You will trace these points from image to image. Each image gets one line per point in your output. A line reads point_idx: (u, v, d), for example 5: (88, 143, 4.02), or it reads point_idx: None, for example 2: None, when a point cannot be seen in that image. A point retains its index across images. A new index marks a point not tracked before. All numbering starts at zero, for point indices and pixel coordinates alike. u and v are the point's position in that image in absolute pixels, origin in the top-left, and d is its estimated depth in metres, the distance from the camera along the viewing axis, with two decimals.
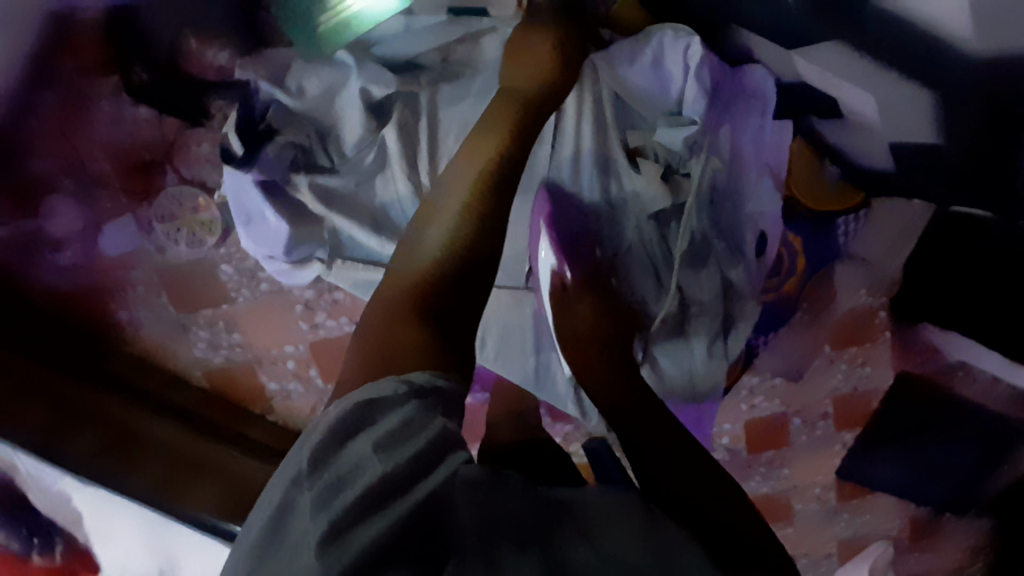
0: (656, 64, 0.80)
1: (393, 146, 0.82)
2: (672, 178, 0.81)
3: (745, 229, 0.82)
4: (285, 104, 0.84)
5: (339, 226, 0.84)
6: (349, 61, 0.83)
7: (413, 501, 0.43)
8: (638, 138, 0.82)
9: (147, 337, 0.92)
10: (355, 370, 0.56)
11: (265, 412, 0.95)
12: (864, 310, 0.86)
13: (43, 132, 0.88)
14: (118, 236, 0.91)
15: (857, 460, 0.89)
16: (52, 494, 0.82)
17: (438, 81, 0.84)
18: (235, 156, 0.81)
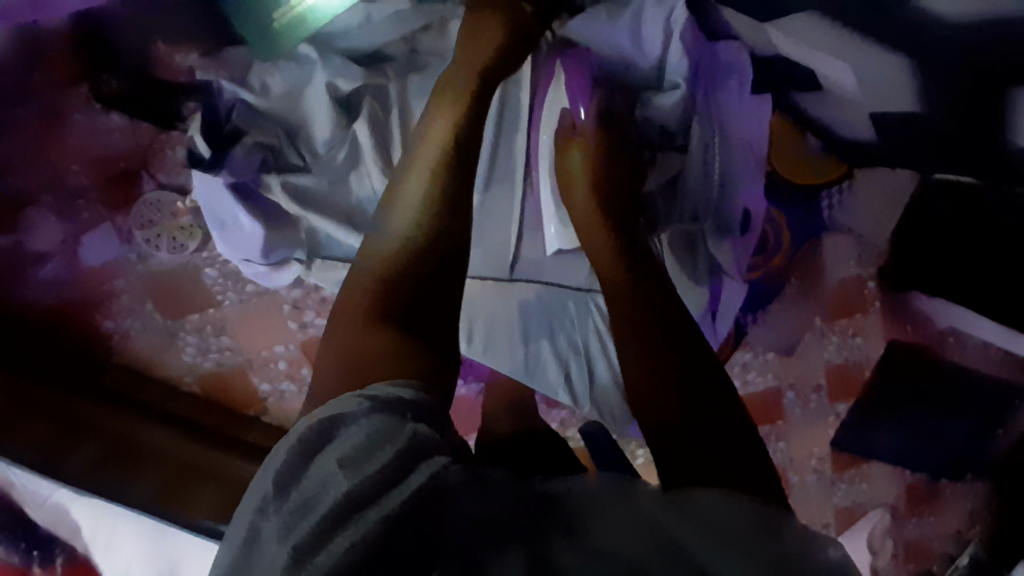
0: (630, 36, 0.79)
1: (365, 140, 0.86)
2: (658, 155, 0.81)
3: (729, 208, 0.82)
4: (250, 104, 0.85)
5: (315, 225, 0.87)
6: (312, 53, 0.85)
7: (386, 509, 0.43)
8: (623, 114, 0.81)
9: (135, 348, 0.91)
10: (330, 378, 0.55)
11: (259, 413, 0.93)
12: (854, 280, 0.91)
13: (14, 148, 0.85)
14: (99, 245, 0.90)
15: (855, 429, 0.89)
16: (50, 507, 0.82)
17: (407, 71, 0.86)
18: (205, 161, 0.84)
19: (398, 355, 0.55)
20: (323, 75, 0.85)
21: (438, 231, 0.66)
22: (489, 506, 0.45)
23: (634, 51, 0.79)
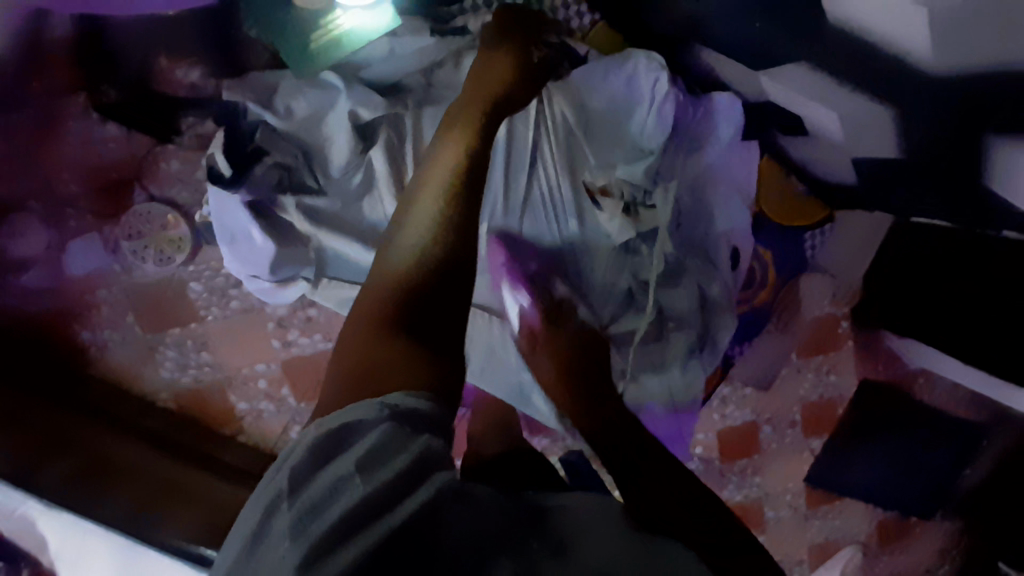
0: (631, 86, 0.81)
1: (381, 167, 0.81)
2: (632, 211, 0.81)
3: (717, 243, 0.84)
4: (271, 125, 0.81)
5: (326, 244, 0.82)
6: (338, 82, 0.81)
7: (392, 519, 0.42)
8: (602, 178, 0.80)
9: (114, 361, 0.90)
10: (334, 387, 0.53)
11: (236, 433, 0.93)
12: (829, 318, 0.92)
13: (12, 151, 0.86)
14: (84, 255, 0.89)
15: (832, 464, 0.92)
16: (16, 519, 0.80)
17: (422, 103, 0.83)
18: (221, 176, 0.77)
19: (400, 373, 0.52)
20: (346, 102, 0.81)
21: (451, 245, 0.64)
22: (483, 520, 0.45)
23: (629, 103, 0.81)
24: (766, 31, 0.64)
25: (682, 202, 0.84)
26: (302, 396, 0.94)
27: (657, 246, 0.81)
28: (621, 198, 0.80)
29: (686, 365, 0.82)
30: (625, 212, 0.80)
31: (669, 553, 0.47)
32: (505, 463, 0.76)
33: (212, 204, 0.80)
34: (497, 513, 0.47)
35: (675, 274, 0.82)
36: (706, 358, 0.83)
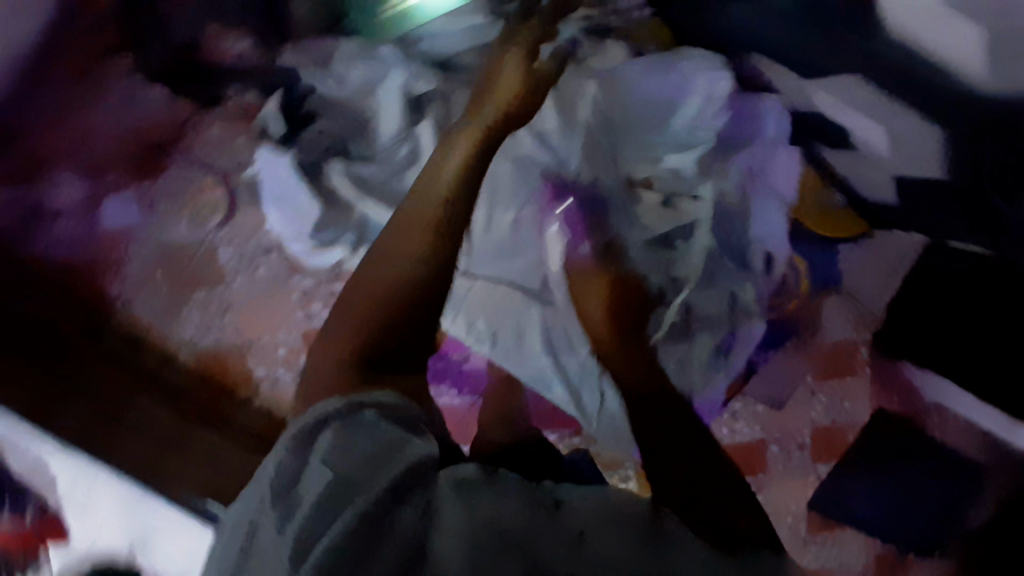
0: (668, 82, 0.88)
1: (427, 137, 0.88)
2: (671, 203, 0.88)
3: (751, 248, 0.88)
4: (326, 95, 0.94)
5: (367, 213, 0.88)
6: (388, 55, 0.93)
7: (390, 516, 0.44)
8: (644, 171, 0.89)
9: (137, 316, 0.90)
10: (326, 373, 0.58)
11: (250, 396, 0.90)
12: (849, 343, 0.90)
13: (60, 104, 0.92)
14: (119, 211, 0.91)
15: (836, 486, 0.86)
16: (30, 458, 0.81)
17: (466, 82, 0.91)
18: (277, 135, 0.92)
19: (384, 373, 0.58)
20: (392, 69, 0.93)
21: (447, 250, 0.64)
22: (491, 518, 0.45)
23: (670, 101, 0.89)
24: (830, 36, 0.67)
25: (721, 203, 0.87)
26: None
27: (699, 237, 0.86)
28: (660, 192, 0.88)
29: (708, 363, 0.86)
30: (665, 204, 0.88)
31: (672, 541, 0.48)
32: (516, 449, 0.76)
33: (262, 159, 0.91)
34: (511, 508, 0.46)
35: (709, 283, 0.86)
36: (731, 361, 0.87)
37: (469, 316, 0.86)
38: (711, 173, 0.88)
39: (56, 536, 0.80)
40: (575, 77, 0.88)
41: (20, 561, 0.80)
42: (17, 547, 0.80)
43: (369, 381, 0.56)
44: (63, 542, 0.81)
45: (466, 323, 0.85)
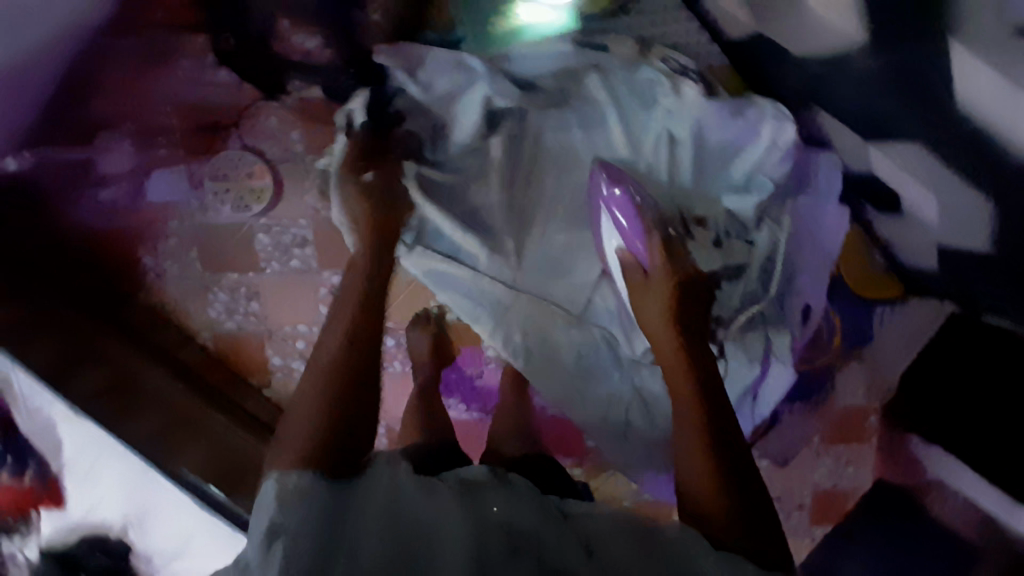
0: (732, 130, 0.79)
1: (498, 156, 0.83)
2: (723, 243, 0.79)
3: (794, 300, 0.82)
4: (416, 96, 0.81)
5: (428, 217, 0.81)
6: (480, 66, 0.80)
7: (401, 516, 0.51)
8: (701, 207, 0.80)
9: (166, 292, 0.92)
10: (292, 436, 0.56)
11: (262, 386, 0.94)
12: (856, 409, 0.91)
13: (116, 72, 0.87)
14: (164, 185, 0.90)
15: (834, 555, 0.90)
16: (40, 421, 0.80)
17: (549, 106, 0.82)
18: (354, 127, 0.81)
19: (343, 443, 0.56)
20: (485, 86, 0.80)
21: (384, 291, 0.68)
22: (503, 518, 0.53)
23: (724, 146, 0.80)
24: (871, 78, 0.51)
25: (771, 252, 0.80)
26: None
27: (742, 283, 0.79)
28: (715, 230, 0.79)
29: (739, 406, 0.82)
30: (715, 244, 0.79)
31: (672, 539, 0.52)
32: (525, 463, 0.78)
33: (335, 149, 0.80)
34: (525, 511, 0.54)
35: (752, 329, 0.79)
36: (757, 406, 0.82)
37: (504, 330, 0.84)
38: (765, 219, 0.80)
39: (52, 503, 0.81)
40: (637, 110, 0.81)
41: (15, 521, 0.80)
42: (12, 508, 0.80)
43: (327, 432, 0.56)
44: (58, 508, 0.81)
45: (503, 338, 0.84)
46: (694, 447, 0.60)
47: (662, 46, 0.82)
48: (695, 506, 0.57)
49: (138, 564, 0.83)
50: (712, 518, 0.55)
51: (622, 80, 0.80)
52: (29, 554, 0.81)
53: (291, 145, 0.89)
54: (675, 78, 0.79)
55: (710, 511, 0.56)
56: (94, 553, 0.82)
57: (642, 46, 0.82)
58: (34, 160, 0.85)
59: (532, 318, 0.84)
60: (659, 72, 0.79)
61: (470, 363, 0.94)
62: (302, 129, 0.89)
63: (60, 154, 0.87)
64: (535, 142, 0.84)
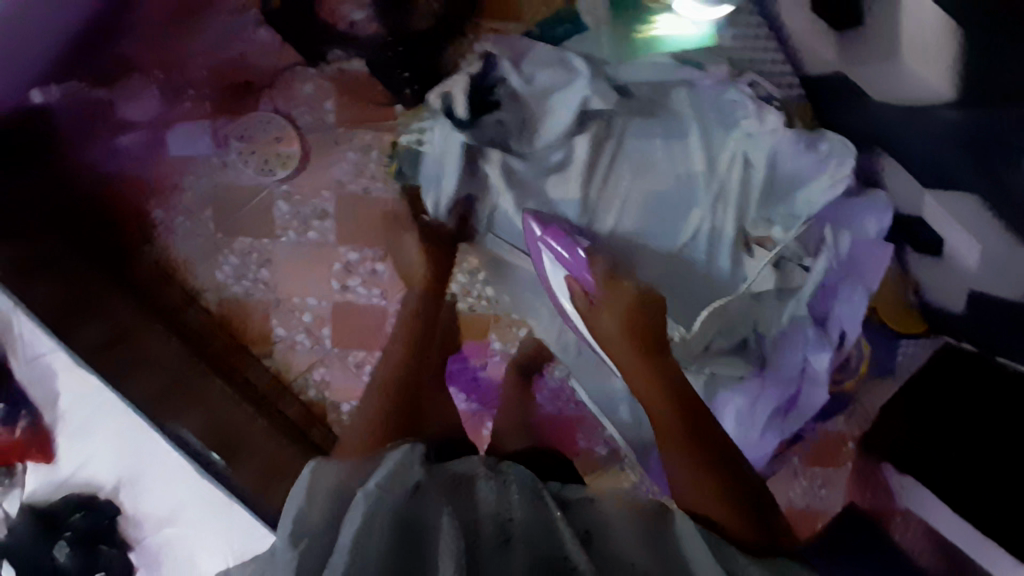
0: (805, 160, 0.65)
1: (581, 154, 0.70)
2: (781, 266, 0.68)
3: (831, 325, 0.67)
4: (518, 86, 0.71)
5: (499, 206, 0.73)
6: (583, 68, 0.70)
7: (394, 517, 0.48)
8: (762, 228, 0.68)
9: (174, 250, 0.88)
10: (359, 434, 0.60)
11: (263, 356, 0.90)
12: (837, 435, 0.85)
13: (152, 18, 0.86)
14: (187, 139, 0.87)
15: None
16: (39, 368, 0.78)
17: (637, 112, 0.71)
18: (456, 115, 0.69)
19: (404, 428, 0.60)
20: (584, 87, 0.69)
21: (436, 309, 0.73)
22: (498, 509, 0.49)
23: (792, 173, 0.66)
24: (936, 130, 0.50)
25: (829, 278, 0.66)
26: (339, 342, 0.91)
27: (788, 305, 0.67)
28: (772, 250, 0.67)
29: (762, 431, 0.68)
30: (773, 265, 0.67)
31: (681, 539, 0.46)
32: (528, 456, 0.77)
33: (433, 133, 0.72)
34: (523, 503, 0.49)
35: (790, 336, 0.67)
36: (788, 422, 0.69)
37: (551, 325, 0.78)
38: (824, 246, 0.65)
39: (41, 456, 0.78)
40: (716, 128, 0.68)
41: None
42: None
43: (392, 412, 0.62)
44: (47, 463, 0.78)
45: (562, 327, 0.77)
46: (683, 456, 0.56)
47: (755, 74, 0.72)
48: (689, 504, 0.53)
49: (125, 529, 0.79)
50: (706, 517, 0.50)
51: (706, 97, 0.70)
52: (8, 508, 0.77)
53: (323, 115, 0.87)
54: (754, 99, 0.67)
55: (706, 506, 0.51)
56: (76, 514, 0.78)
57: (735, 69, 0.71)
58: (61, 95, 0.83)
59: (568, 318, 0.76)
60: (745, 94, 0.68)
61: (475, 354, 0.93)
62: (336, 99, 0.86)
63: (86, 92, 0.85)
64: (620, 147, 0.71)
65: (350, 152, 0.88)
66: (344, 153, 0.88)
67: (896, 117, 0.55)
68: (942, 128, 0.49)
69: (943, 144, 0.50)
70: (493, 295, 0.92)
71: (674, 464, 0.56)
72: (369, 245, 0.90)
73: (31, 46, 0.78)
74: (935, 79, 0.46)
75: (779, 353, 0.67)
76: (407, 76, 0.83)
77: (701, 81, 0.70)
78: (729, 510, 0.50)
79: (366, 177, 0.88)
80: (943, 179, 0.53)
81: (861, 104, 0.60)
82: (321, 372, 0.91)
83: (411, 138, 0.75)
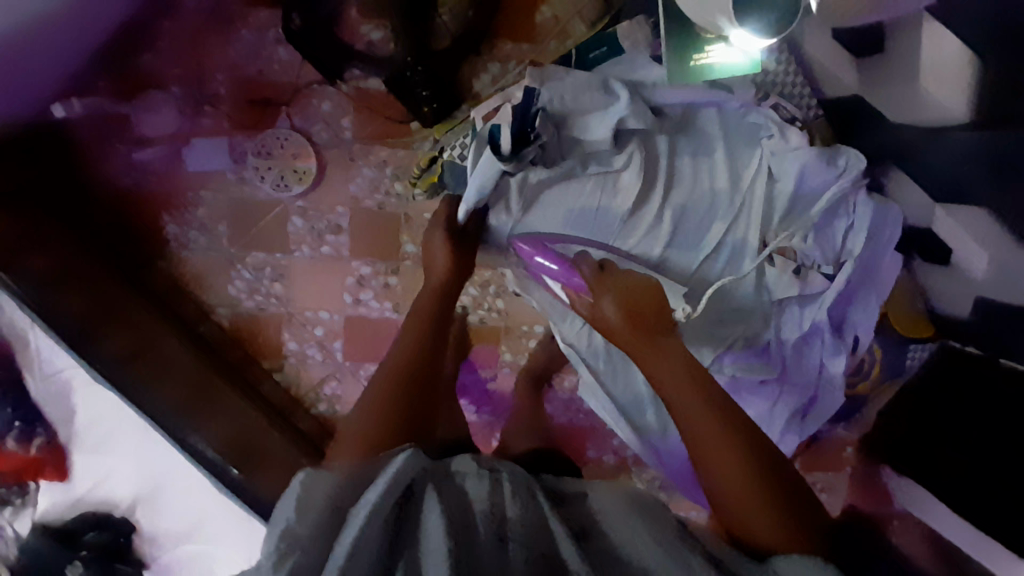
0: (824, 178, 0.66)
1: (620, 164, 0.67)
2: (802, 274, 0.69)
3: (847, 331, 0.71)
4: (556, 109, 0.65)
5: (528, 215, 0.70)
6: (624, 94, 0.66)
7: (390, 510, 0.46)
8: (782, 238, 0.68)
9: (189, 263, 0.90)
10: (360, 417, 0.57)
11: (274, 370, 0.92)
12: (835, 442, 0.86)
13: (172, 34, 0.86)
14: (203, 153, 0.88)
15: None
16: (55, 384, 0.77)
17: (676, 133, 0.69)
18: (500, 149, 0.62)
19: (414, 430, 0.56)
20: (624, 110, 0.65)
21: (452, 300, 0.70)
22: (492, 506, 0.49)
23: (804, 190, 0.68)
24: (959, 143, 0.53)
25: (844, 290, 0.68)
26: (353, 354, 0.92)
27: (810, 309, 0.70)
28: (789, 261, 0.69)
29: (784, 429, 0.74)
30: (794, 274, 0.69)
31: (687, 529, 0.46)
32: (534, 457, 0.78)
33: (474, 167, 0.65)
34: (517, 502, 0.49)
35: (806, 342, 0.72)
36: (808, 423, 0.75)
37: (577, 329, 0.75)
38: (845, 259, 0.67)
39: (56, 475, 0.78)
40: (739, 144, 0.69)
41: (9, 490, 0.76)
42: (12, 475, 0.76)
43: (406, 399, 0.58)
44: (62, 481, 0.78)
45: (588, 335, 0.74)
46: (705, 428, 0.49)
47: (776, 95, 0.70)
48: (721, 491, 0.48)
49: (141, 547, 0.80)
50: (733, 506, 0.47)
51: (731, 120, 0.69)
52: (19, 528, 0.76)
53: (340, 131, 0.88)
54: (780, 121, 0.67)
55: (735, 497, 0.47)
56: (91, 532, 0.78)
57: (759, 91, 0.69)
58: (83, 109, 0.85)
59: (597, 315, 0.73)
60: (767, 118, 0.68)
61: (485, 365, 0.94)
62: (353, 116, 0.88)
63: (106, 106, 0.87)
64: (661, 164, 0.68)
65: (366, 169, 0.89)
66: (360, 169, 0.89)
67: (913, 138, 0.59)
68: (964, 146, 0.53)
69: (963, 164, 0.53)
70: (504, 308, 0.94)
71: (695, 438, 0.50)
72: (383, 258, 0.91)
73: (41, 60, 0.76)
74: (955, 102, 0.51)
75: (798, 354, 0.72)
76: (427, 94, 0.81)
77: (728, 103, 0.69)
78: (760, 498, 0.46)
79: (380, 192, 0.89)
80: (953, 195, 0.57)
81: (873, 126, 0.65)
82: (332, 386, 0.92)
83: (452, 152, 0.82)
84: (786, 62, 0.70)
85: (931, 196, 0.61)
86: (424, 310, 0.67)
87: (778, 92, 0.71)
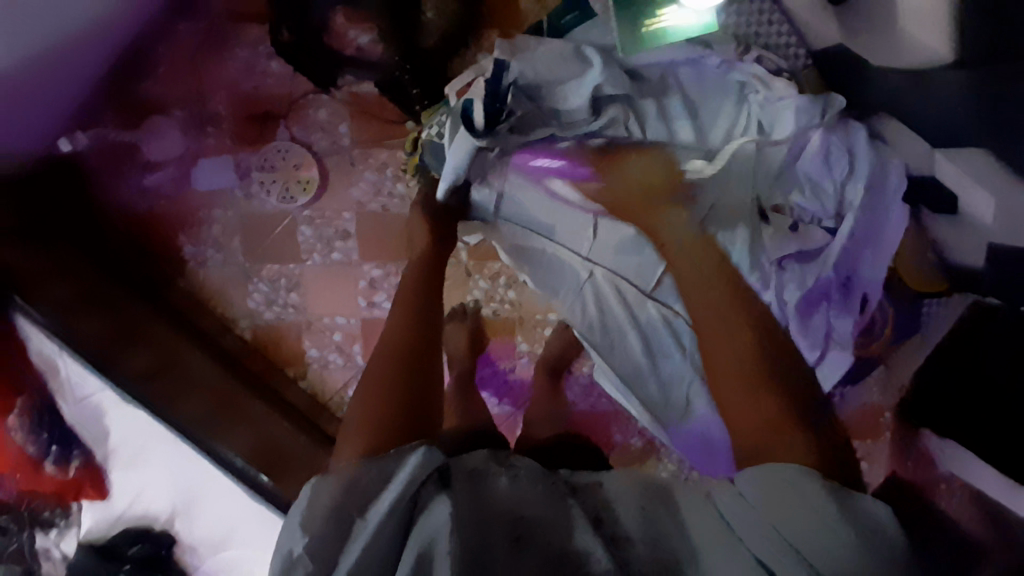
0: (808, 125, 0.65)
1: (606, 120, 0.65)
2: (799, 229, 0.68)
3: (857, 292, 0.68)
4: (528, 83, 0.64)
5: (510, 194, 0.72)
6: (597, 59, 0.65)
7: (406, 509, 0.46)
8: (775, 192, 0.68)
9: (207, 280, 0.92)
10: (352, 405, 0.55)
11: (299, 377, 0.93)
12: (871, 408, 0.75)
13: (168, 59, 0.89)
14: (209, 172, 0.91)
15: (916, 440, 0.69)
16: (86, 406, 0.80)
17: (657, 95, 0.67)
18: (474, 125, 0.63)
19: (416, 426, 0.52)
20: (598, 76, 0.64)
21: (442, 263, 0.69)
22: (513, 504, 0.47)
23: (802, 136, 0.65)
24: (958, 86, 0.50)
25: (848, 247, 0.66)
26: None
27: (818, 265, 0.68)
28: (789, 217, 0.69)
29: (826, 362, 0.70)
30: (790, 230, 0.69)
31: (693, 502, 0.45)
32: (558, 445, 0.79)
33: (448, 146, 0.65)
34: (535, 492, 0.48)
35: (814, 304, 0.68)
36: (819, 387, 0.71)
37: (572, 302, 0.76)
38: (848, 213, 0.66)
39: (96, 494, 0.81)
40: (725, 103, 0.67)
41: (53, 513, 0.79)
42: (53, 497, 0.79)
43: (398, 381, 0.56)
44: (102, 500, 0.81)
45: (584, 312, 0.75)
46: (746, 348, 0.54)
47: (760, 48, 0.68)
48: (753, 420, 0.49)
49: (183, 557, 0.83)
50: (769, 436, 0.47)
51: (709, 79, 0.68)
52: (65, 549, 0.80)
53: (339, 138, 0.90)
54: (765, 75, 0.66)
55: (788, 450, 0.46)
56: (135, 546, 0.82)
57: (740, 46, 0.68)
58: (88, 141, 0.89)
59: (590, 292, 0.75)
60: (749, 74, 0.67)
61: (503, 357, 0.92)
62: (350, 121, 0.89)
63: (114, 136, 0.90)
64: (650, 123, 0.67)
65: (367, 173, 0.90)
66: (361, 174, 0.90)
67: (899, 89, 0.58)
68: (962, 87, 0.50)
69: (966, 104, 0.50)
70: (516, 298, 0.92)
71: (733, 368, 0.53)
72: (391, 260, 0.92)
73: (43, 99, 0.78)
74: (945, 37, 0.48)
75: (807, 316, 0.69)
76: (419, 92, 0.85)
77: (706, 61, 0.68)
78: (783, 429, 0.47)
79: (384, 195, 0.91)
80: (953, 138, 0.54)
81: (871, 81, 0.61)
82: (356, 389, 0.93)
83: (432, 130, 0.70)
84: (766, 13, 0.68)
85: (930, 142, 0.58)
86: (411, 272, 0.68)
87: (761, 45, 0.68)
